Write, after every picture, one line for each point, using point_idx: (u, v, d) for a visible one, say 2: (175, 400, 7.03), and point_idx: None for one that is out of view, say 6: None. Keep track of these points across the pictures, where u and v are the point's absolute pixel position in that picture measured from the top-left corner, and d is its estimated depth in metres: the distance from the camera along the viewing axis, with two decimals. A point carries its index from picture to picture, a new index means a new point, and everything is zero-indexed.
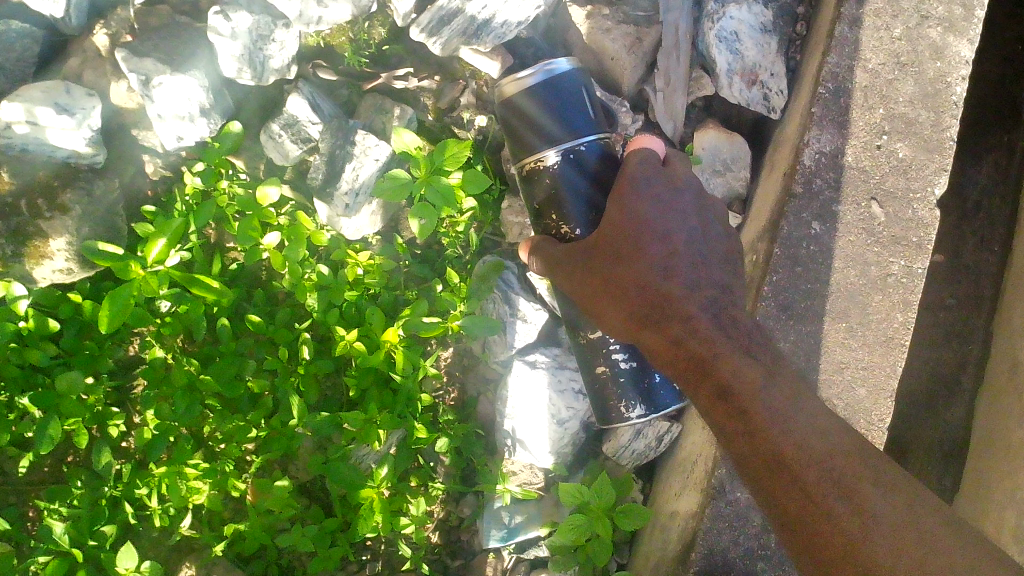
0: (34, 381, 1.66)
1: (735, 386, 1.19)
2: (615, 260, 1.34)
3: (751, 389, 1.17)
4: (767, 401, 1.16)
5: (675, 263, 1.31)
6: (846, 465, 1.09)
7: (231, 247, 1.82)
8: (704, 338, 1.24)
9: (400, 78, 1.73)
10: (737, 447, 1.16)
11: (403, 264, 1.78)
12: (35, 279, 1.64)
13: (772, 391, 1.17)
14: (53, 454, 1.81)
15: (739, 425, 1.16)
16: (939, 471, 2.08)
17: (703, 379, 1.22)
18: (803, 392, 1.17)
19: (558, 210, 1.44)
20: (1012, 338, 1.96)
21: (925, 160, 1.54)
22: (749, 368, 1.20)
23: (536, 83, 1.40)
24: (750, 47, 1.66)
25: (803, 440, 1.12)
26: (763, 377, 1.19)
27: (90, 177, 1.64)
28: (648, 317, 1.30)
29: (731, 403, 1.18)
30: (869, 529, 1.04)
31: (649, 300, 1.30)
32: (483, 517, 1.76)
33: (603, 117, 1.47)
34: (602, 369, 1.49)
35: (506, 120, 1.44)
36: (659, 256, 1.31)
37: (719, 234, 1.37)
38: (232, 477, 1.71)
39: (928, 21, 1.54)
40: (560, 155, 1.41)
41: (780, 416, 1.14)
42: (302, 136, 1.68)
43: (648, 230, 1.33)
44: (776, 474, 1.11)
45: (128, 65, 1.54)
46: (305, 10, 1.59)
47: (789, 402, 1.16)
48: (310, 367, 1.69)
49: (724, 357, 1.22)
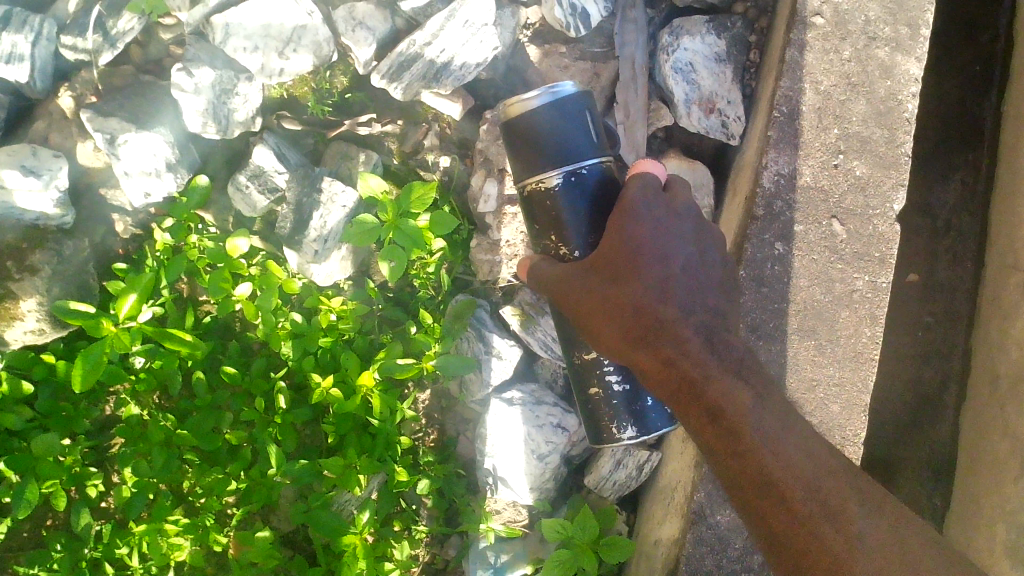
0: (10, 446, 1.64)
1: (725, 408, 1.19)
2: (611, 281, 1.32)
3: (740, 410, 1.18)
4: (758, 424, 1.17)
5: (671, 285, 1.28)
6: (834, 489, 1.12)
7: (204, 300, 1.82)
8: (695, 359, 1.24)
9: (363, 124, 1.77)
10: (726, 466, 1.18)
11: (376, 308, 1.79)
12: (6, 342, 1.64)
13: (761, 413, 1.18)
14: (32, 519, 1.79)
15: (728, 446, 1.17)
16: (928, 488, 2.09)
17: (693, 401, 1.22)
18: (791, 415, 1.19)
19: (559, 232, 1.41)
20: (990, 354, 1.97)
21: (882, 177, 1.57)
22: (739, 391, 1.20)
23: (541, 105, 1.34)
24: (706, 77, 1.69)
25: (793, 463, 1.14)
26: (753, 399, 1.19)
27: (60, 238, 1.65)
28: (640, 338, 1.28)
29: (722, 424, 1.19)
30: (856, 548, 1.06)
31: (641, 322, 1.28)
32: (469, 559, 1.75)
33: (604, 137, 1.42)
34: (595, 390, 1.48)
35: (510, 139, 1.39)
36: (655, 279, 1.29)
37: (715, 258, 1.35)
38: (214, 531, 1.69)
39: (876, 41, 1.57)
40: (562, 178, 1.37)
41: (769, 437, 1.16)
42: (268, 186, 1.70)
43: (646, 253, 1.30)
44: (764, 495, 1.13)
45: (93, 125, 1.57)
46: (266, 63, 1.62)
47: (779, 426, 1.16)
48: (288, 415, 1.67)
49: (715, 378, 1.21)
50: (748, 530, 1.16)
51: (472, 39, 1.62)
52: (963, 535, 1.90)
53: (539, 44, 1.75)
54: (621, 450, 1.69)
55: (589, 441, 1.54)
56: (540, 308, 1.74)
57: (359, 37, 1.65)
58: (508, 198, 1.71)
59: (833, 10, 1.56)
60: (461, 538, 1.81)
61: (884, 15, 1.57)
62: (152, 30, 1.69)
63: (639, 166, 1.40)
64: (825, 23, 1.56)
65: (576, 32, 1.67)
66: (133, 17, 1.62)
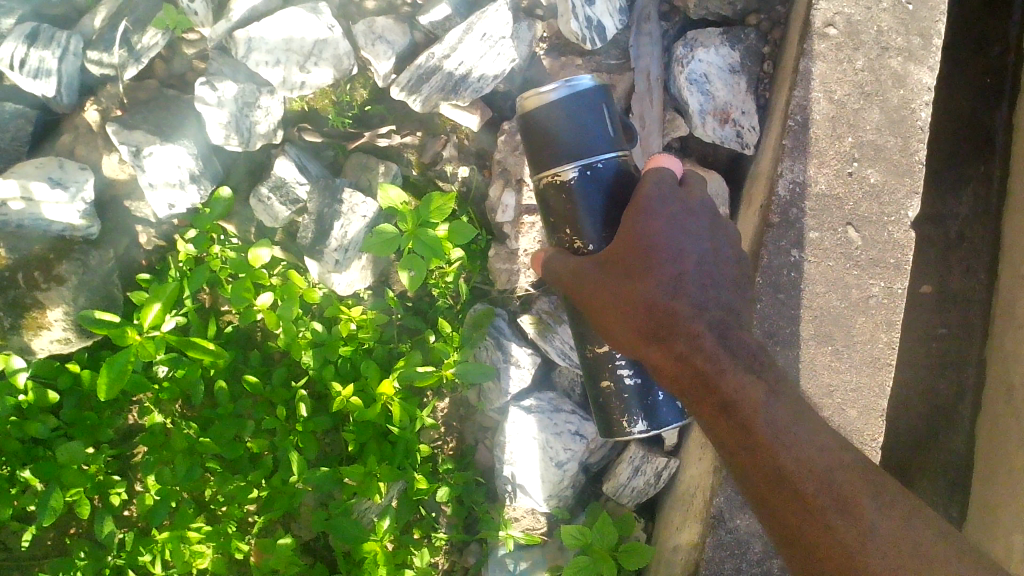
0: (35, 454, 1.67)
1: (738, 403, 1.22)
2: (626, 276, 1.32)
3: (753, 405, 1.21)
4: (769, 417, 1.20)
5: (684, 283, 1.30)
6: (845, 482, 1.15)
7: (225, 310, 1.85)
8: (708, 355, 1.27)
9: (383, 136, 1.79)
10: (740, 460, 1.21)
11: (395, 317, 1.81)
12: (34, 351, 1.68)
13: (773, 407, 1.21)
14: (56, 526, 1.81)
15: (741, 441, 1.21)
16: (946, 498, 2.09)
17: (705, 394, 1.26)
18: (803, 408, 1.22)
19: (574, 227, 1.43)
20: (1005, 362, 1.98)
21: (896, 184, 1.59)
22: (752, 385, 1.23)
23: (558, 98, 1.35)
24: (720, 87, 1.71)
25: (805, 457, 1.17)
26: (765, 394, 1.23)
27: (85, 249, 1.67)
28: (653, 334, 1.31)
29: (735, 419, 1.22)
30: (868, 543, 1.10)
31: (655, 318, 1.31)
32: (489, 566, 1.76)
33: (621, 132, 1.44)
34: (607, 384, 1.49)
35: (527, 131, 1.40)
36: (669, 276, 1.30)
37: (728, 255, 1.36)
38: (236, 539, 1.70)
39: (889, 51, 1.59)
40: (577, 172, 1.38)
41: (782, 431, 1.19)
42: (290, 198, 1.73)
43: (660, 250, 1.32)
44: (777, 489, 1.17)
45: (119, 138, 1.61)
46: (288, 76, 1.65)
47: (790, 419, 1.20)
48: (309, 424, 1.69)
49: (727, 372, 1.25)
50: (762, 524, 1.20)
51: (490, 52, 1.66)
52: (981, 544, 1.91)
53: (554, 56, 1.78)
54: (638, 457, 1.71)
55: (601, 436, 1.57)
56: (558, 316, 1.75)
57: (378, 51, 1.68)
58: (526, 207, 1.73)
59: (845, 20, 1.58)
60: (480, 546, 1.83)
61: (897, 25, 1.59)
62: (175, 45, 1.73)
63: (656, 162, 1.43)
64: (837, 34, 1.58)
65: (592, 45, 1.70)
66: (157, 33, 1.67)
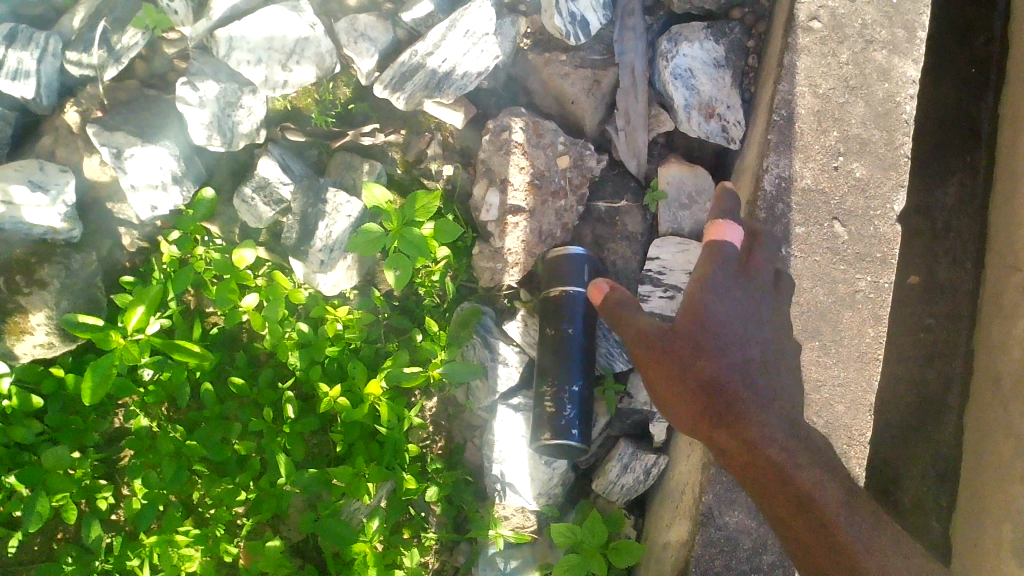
0: (19, 460, 1.65)
1: (799, 478, 1.28)
2: (694, 353, 1.40)
3: (816, 484, 1.27)
4: (831, 495, 1.25)
5: (750, 368, 1.39)
6: (904, 564, 1.21)
7: (211, 312, 1.83)
8: (772, 433, 1.33)
9: (367, 134, 1.78)
10: (799, 534, 1.26)
11: (382, 317, 1.80)
12: (17, 356, 1.65)
13: (838, 491, 1.26)
14: (43, 531, 1.79)
15: (803, 518, 1.26)
16: (933, 489, 2.07)
17: (760, 470, 1.31)
18: (863, 498, 1.27)
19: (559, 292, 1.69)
20: (990, 350, 1.98)
21: (882, 178, 1.58)
22: (816, 466, 1.29)
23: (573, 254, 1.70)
24: (705, 82, 1.72)
25: (869, 541, 1.22)
26: (828, 474, 1.28)
27: (67, 252, 1.66)
28: (713, 407, 1.36)
29: (796, 496, 1.27)
30: None
31: (717, 393, 1.37)
32: (479, 566, 1.76)
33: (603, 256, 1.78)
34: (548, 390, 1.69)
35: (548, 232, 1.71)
36: (735, 359, 1.39)
37: (792, 357, 1.46)
38: (225, 542, 1.69)
39: (873, 45, 1.59)
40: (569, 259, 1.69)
41: (841, 508, 1.25)
42: (274, 198, 1.71)
43: (726, 334, 1.41)
44: (838, 566, 1.22)
45: (99, 139, 1.59)
46: (270, 75, 1.64)
47: (851, 504, 1.25)
48: (297, 425, 1.68)
49: (792, 450, 1.31)
50: None
51: (474, 49, 1.65)
52: (973, 536, 1.89)
53: (540, 52, 1.76)
54: (627, 453, 1.72)
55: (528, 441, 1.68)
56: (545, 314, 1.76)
57: (361, 48, 1.67)
58: (511, 206, 1.70)
59: (829, 14, 1.58)
60: (471, 545, 1.82)
61: (881, 18, 1.59)
62: (157, 45, 1.72)
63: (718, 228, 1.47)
64: (822, 28, 1.58)
65: (576, 40, 1.69)
66: (137, 33, 1.65)
